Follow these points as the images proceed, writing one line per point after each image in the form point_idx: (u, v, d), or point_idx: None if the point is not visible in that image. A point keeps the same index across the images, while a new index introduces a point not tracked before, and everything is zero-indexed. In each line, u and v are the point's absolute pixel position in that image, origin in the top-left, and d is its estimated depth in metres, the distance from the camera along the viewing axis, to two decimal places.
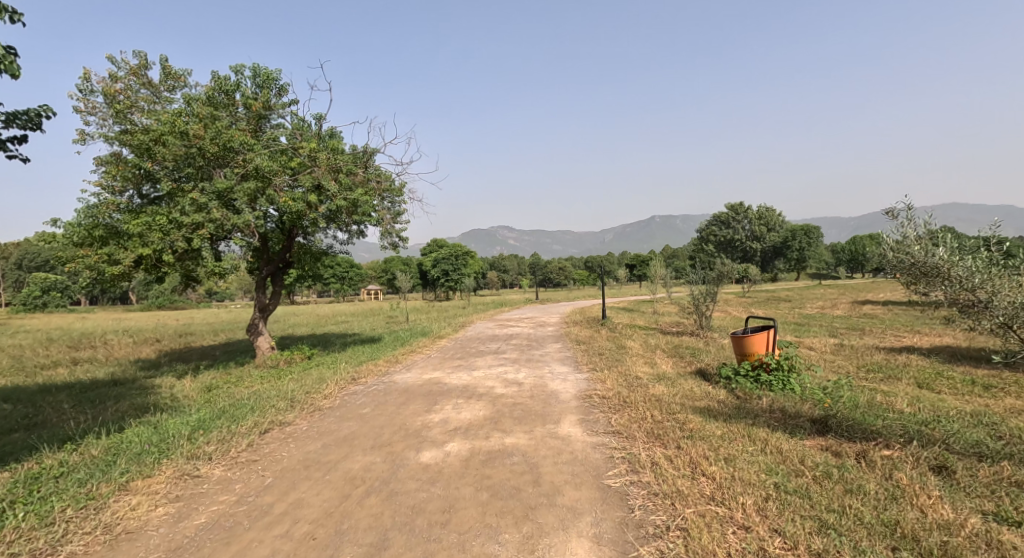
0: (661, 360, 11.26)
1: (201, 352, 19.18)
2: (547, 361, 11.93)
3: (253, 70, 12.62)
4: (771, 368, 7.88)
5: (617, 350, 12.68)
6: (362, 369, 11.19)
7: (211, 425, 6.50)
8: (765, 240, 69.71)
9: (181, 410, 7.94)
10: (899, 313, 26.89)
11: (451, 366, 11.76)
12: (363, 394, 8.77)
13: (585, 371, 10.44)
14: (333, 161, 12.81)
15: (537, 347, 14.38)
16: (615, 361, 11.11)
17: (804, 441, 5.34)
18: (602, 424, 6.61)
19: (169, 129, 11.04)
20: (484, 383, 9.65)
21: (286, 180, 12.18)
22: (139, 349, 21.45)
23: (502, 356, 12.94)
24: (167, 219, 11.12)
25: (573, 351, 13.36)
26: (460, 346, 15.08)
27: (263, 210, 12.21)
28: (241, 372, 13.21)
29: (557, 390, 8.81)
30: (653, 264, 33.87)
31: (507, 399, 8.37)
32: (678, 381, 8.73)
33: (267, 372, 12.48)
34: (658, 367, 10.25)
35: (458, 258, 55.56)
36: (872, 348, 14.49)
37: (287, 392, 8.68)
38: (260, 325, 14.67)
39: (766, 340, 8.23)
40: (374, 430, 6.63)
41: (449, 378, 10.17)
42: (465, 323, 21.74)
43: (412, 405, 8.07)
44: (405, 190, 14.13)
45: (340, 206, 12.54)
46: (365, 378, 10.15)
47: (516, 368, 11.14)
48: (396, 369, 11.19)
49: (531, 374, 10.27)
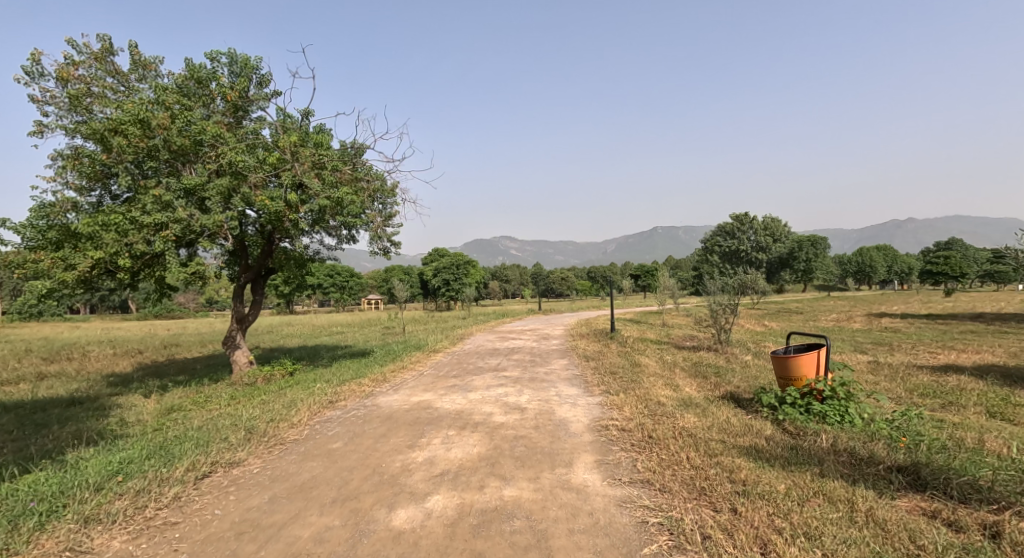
0: (683, 380, 9.91)
1: (180, 366, 17.86)
2: (552, 381, 10.58)
3: (230, 57, 11.45)
4: (823, 396, 6.56)
5: (632, 368, 11.34)
6: (343, 389, 9.87)
7: (136, 466, 5.23)
8: (771, 251, 68.40)
9: (117, 444, 6.64)
10: (924, 327, 25.41)
11: (444, 386, 10.43)
12: (337, 423, 7.43)
13: (597, 393, 9.09)
14: (317, 157, 11.64)
15: (541, 363, 13.05)
16: (630, 381, 9.75)
17: (902, 506, 4.03)
18: (626, 469, 5.27)
19: (129, 117, 9.85)
20: (481, 408, 8.31)
21: (263, 177, 10.99)
22: (117, 361, 20.18)
23: (501, 374, 11.60)
24: (125, 219, 9.88)
25: (582, 368, 12.01)
26: (456, 362, 13.76)
27: (238, 210, 11.03)
28: (213, 390, 11.92)
29: (565, 420, 7.47)
30: (659, 273, 32.61)
31: (507, 430, 7.03)
32: (709, 409, 7.39)
33: (241, 392, 11.18)
34: (681, 390, 8.90)
35: (458, 268, 54.51)
36: (911, 366, 13.08)
37: (248, 420, 7.37)
38: (238, 337, 13.40)
39: (816, 361, 6.83)
40: (340, 475, 5.31)
41: (441, 403, 8.84)
42: (464, 336, 20.41)
43: (393, 437, 6.74)
44: (397, 190, 12.94)
45: (323, 206, 11.31)
46: (345, 401, 8.81)
47: (518, 389, 9.80)
48: (382, 390, 9.87)
49: (535, 398, 8.92)
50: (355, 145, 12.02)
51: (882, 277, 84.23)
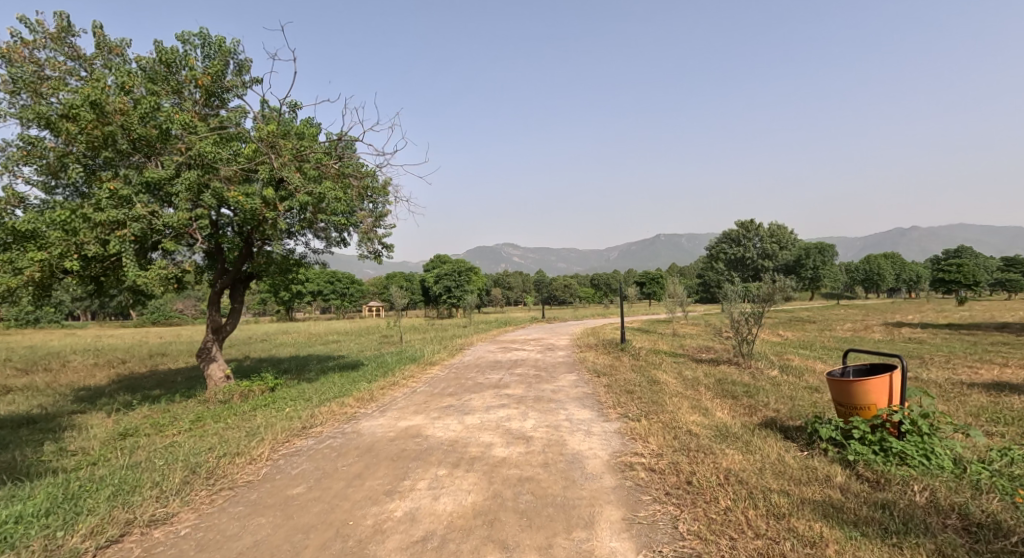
0: (711, 402, 8.63)
1: (158, 379, 16.60)
2: (561, 401, 9.32)
3: (203, 39, 10.34)
4: (900, 431, 5.32)
5: (650, 387, 10.06)
6: (322, 411, 8.63)
7: (24, 530, 4.02)
8: (778, 259, 67.05)
9: (29, 484, 5.41)
10: (950, 338, 24.02)
11: (438, 407, 9.18)
12: (305, 458, 6.17)
13: (614, 419, 7.83)
14: (299, 149, 10.48)
15: (547, 379, 11.80)
16: (651, 404, 8.45)
17: None
18: (666, 534, 4.03)
19: (82, 100, 8.73)
20: (479, 438, 7.06)
21: (236, 171, 9.82)
22: (95, 373, 18.95)
23: (503, 393, 10.37)
24: (75, 216, 8.68)
25: (593, 385, 10.77)
26: (453, 377, 12.49)
27: (209, 208, 9.85)
28: (181, 408, 10.68)
29: (580, 455, 6.21)
30: (668, 281, 31.39)
31: (509, 469, 5.78)
32: (755, 443, 6.10)
33: (211, 412, 9.98)
34: (713, 416, 7.64)
35: (460, 274, 53.43)
36: (958, 384, 11.79)
37: (199, 453, 6.14)
38: (213, 349, 12.20)
39: (889, 388, 5.55)
40: (291, 541, 4.09)
41: (432, 430, 7.58)
42: (463, 346, 19.15)
43: (370, 479, 5.49)
44: (389, 188, 11.81)
45: (304, 203, 10.17)
46: (320, 428, 7.54)
47: (521, 412, 8.52)
48: (367, 413, 8.63)
49: (542, 424, 7.66)
50: (342, 137, 10.88)
51: (890, 285, 82.77)
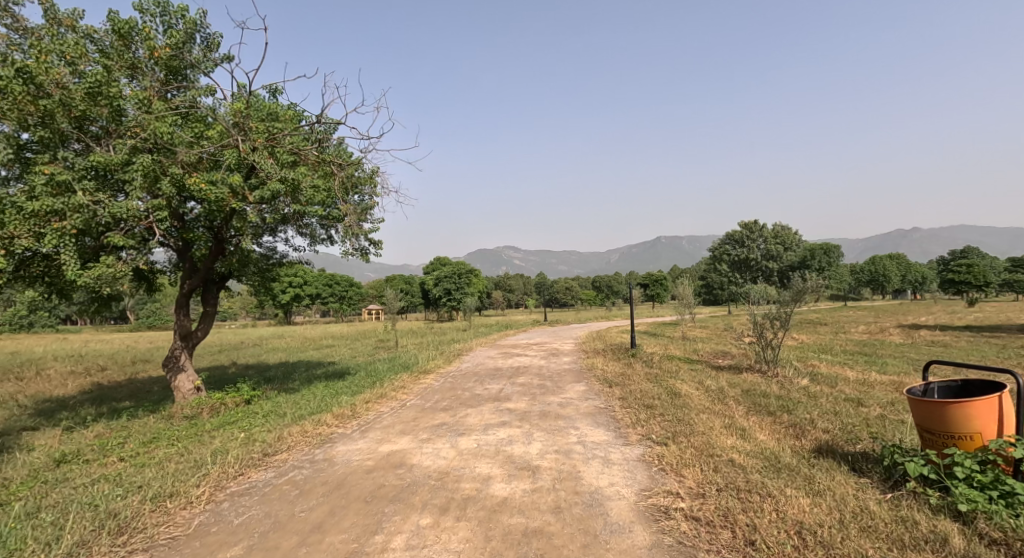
0: (747, 421, 7.37)
1: (131, 389, 15.35)
2: (570, 419, 8.07)
3: (162, 7, 9.14)
4: (1017, 470, 4.12)
5: (672, 401, 8.80)
6: (293, 432, 7.39)
7: None
8: (782, 260, 65.44)
9: None
10: (976, 341, 22.70)
11: (429, 425, 7.95)
12: (256, 500, 4.96)
13: (636, 444, 6.59)
14: (272, 131, 9.27)
15: (552, 390, 10.56)
16: (678, 423, 7.20)
17: None
18: None
19: (12, 72, 7.60)
20: (476, 469, 5.82)
21: (198, 155, 8.61)
22: (67, 382, 17.68)
23: (503, 407, 9.14)
24: (5, 205, 7.54)
25: (606, 398, 9.54)
26: (448, 388, 11.23)
27: (166, 198, 8.64)
28: (141, 425, 9.45)
29: (600, 494, 4.99)
30: (676, 283, 30.12)
31: (512, 516, 4.55)
32: (819, 479, 4.86)
33: (171, 430, 8.76)
34: (754, 439, 6.40)
35: (460, 277, 52.26)
36: None
37: (122, 495, 4.91)
38: (182, 357, 10.93)
39: (996, 413, 4.32)
40: None
41: (419, 457, 6.34)
42: (462, 352, 17.89)
43: (333, 533, 4.28)
44: (376, 177, 10.61)
45: (277, 191, 8.95)
46: (284, 456, 6.29)
47: (525, 434, 7.27)
48: (344, 434, 7.39)
49: (549, 451, 6.42)
50: (322, 120, 9.67)
51: (897, 286, 81.37)
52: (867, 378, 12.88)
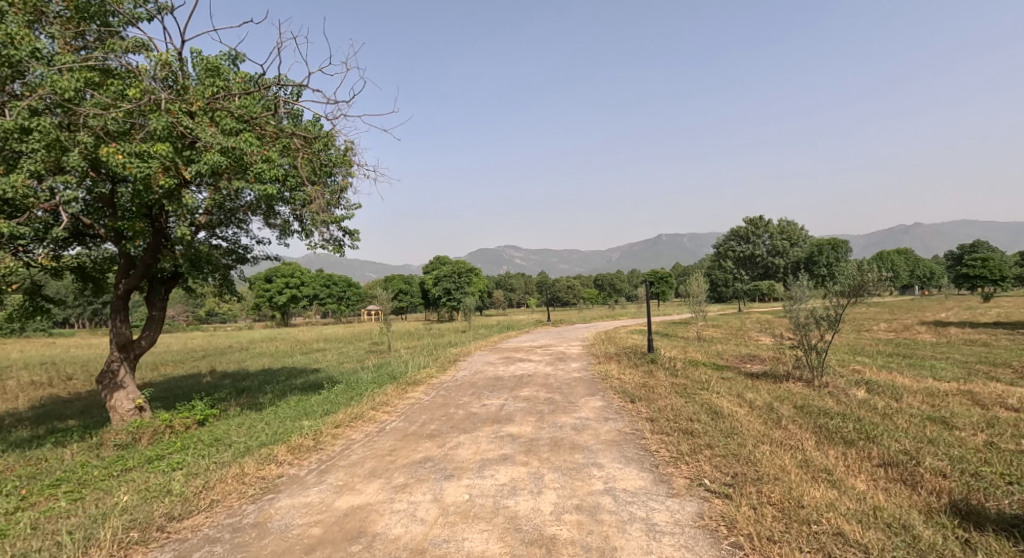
0: (828, 456, 5.54)
1: (86, 404, 13.58)
2: (590, 452, 6.24)
3: None
4: None
5: (717, 424, 6.96)
6: (225, 475, 5.58)
7: None
8: (790, 255, 63.51)
9: None
10: (1019, 340, 20.69)
11: (408, 462, 6.13)
12: None
13: (687, 496, 4.79)
14: (212, 93, 7.47)
15: (563, 407, 8.73)
16: (738, 462, 5.39)
17: None
18: None
19: None
20: (463, 543, 4.06)
21: (117, 120, 6.85)
22: (20, 395, 15.86)
23: (503, 433, 7.31)
24: None
25: (631, 419, 7.70)
26: (439, 404, 9.40)
27: (75, 173, 6.89)
28: (57, 458, 7.66)
29: None
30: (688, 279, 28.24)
31: None
32: None
33: (87, 466, 6.97)
34: (852, 490, 4.61)
35: (459, 277, 50.28)
36: None
37: None
38: (121, 372, 9.14)
39: None
40: None
41: (388, 520, 4.53)
42: (458, 357, 16.02)
43: None
44: (347, 152, 8.81)
45: (217, 165, 7.15)
46: (197, 519, 4.54)
47: (533, 477, 5.45)
48: (293, 479, 5.59)
49: (569, 508, 4.63)
50: (280, 83, 7.89)
51: (908, 282, 79.32)
52: (928, 386, 11.02)
